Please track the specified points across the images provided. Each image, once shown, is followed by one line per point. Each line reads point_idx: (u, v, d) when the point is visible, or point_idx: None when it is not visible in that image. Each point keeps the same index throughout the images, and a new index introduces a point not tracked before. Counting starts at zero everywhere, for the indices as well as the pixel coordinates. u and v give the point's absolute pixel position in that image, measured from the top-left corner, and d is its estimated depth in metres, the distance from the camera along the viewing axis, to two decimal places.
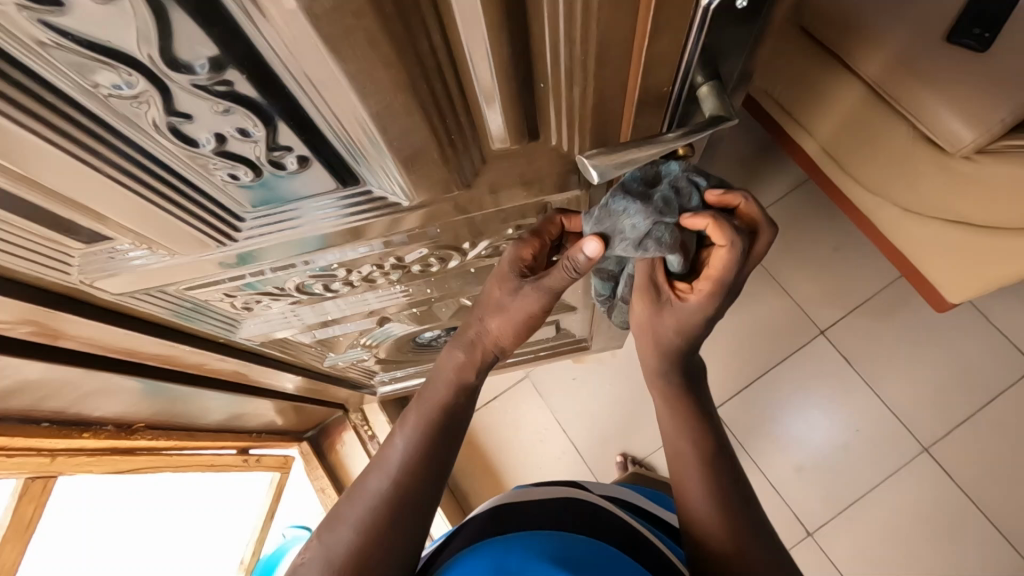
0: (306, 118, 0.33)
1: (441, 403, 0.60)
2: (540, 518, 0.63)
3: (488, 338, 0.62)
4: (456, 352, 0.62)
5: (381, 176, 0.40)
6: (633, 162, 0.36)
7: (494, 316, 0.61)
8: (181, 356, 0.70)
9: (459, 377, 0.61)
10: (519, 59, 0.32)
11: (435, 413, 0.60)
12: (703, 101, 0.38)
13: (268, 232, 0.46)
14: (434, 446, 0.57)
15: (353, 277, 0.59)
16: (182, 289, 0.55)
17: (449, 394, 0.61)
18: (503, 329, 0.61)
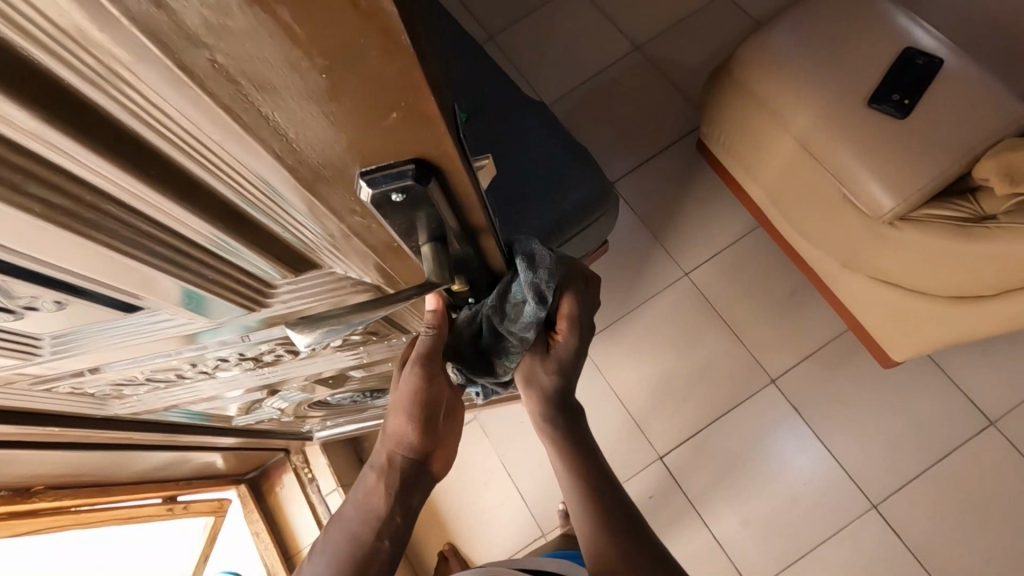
0: (35, 276, 0.33)
1: (354, 530, 0.59)
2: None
3: (390, 440, 0.57)
4: (370, 473, 0.58)
5: (160, 307, 0.40)
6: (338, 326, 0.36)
7: (391, 416, 0.55)
8: (60, 432, 0.70)
9: (368, 499, 0.58)
10: (240, 220, 0.33)
11: (346, 543, 0.59)
12: (425, 261, 0.34)
13: (78, 346, 0.46)
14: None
15: (203, 367, 0.59)
16: (26, 387, 0.55)
17: (358, 515, 0.59)
18: (401, 424, 0.55)
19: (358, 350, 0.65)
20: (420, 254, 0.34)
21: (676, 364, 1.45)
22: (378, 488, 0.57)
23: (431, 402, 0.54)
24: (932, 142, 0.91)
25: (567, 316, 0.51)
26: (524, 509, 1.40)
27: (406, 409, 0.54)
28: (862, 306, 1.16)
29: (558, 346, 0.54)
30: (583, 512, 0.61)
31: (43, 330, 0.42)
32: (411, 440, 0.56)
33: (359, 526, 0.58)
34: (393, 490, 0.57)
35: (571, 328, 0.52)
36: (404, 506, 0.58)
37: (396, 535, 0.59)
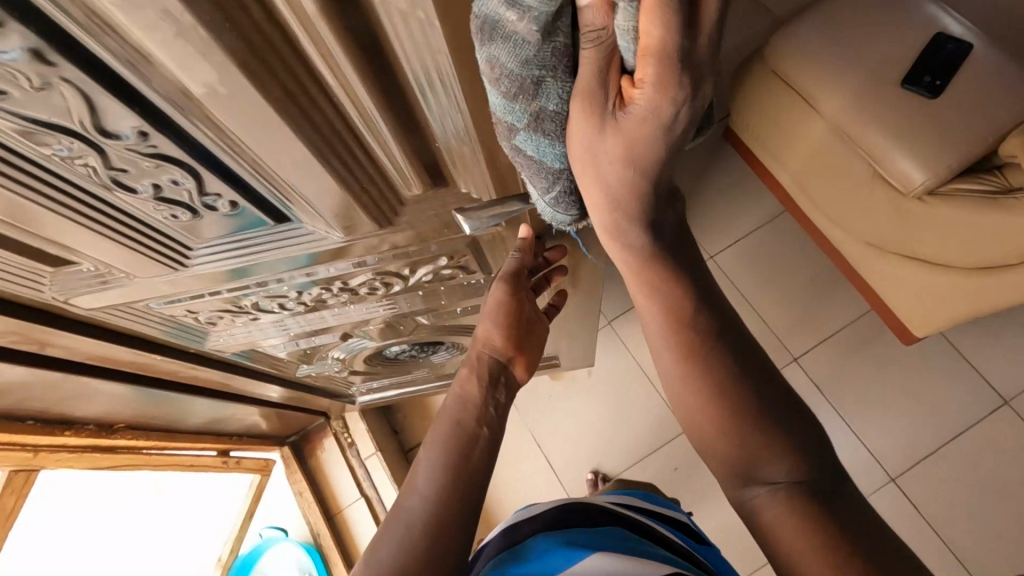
0: (229, 170, 0.39)
1: (456, 417, 0.61)
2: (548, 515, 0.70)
3: (479, 344, 0.67)
4: (464, 371, 0.65)
5: (308, 216, 0.46)
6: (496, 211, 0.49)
7: (483, 323, 0.66)
8: (154, 363, 0.75)
9: (464, 390, 0.63)
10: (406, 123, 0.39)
11: (451, 428, 0.60)
12: None
13: (217, 259, 0.51)
14: (461, 460, 0.57)
15: (303, 296, 0.64)
16: (148, 306, 0.60)
17: (457, 405, 0.62)
18: (488, 327, 0.66)
19: (436, 290, 0.70)
20: None
21: None
22: (472, 380, 0.64)
23: (513, 310, 0.65)
24: (961, 121, 0.96)
25: (652, 60, 0.33)
26: (554, 479, 1.45)
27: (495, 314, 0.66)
28: (886, 284, 1.21)
29: (639, 111, 0.37)
30: (701, 376, 0.50)
31: (198, 236, 0.47)
32: (497, 342, 0.66)
33: (460, 412, 0.61)
34: (485, 383, 0.64)
35: (660, 85, 0.35)
36: (494, 397, 0.63)
37: (494, 425, 0.61)
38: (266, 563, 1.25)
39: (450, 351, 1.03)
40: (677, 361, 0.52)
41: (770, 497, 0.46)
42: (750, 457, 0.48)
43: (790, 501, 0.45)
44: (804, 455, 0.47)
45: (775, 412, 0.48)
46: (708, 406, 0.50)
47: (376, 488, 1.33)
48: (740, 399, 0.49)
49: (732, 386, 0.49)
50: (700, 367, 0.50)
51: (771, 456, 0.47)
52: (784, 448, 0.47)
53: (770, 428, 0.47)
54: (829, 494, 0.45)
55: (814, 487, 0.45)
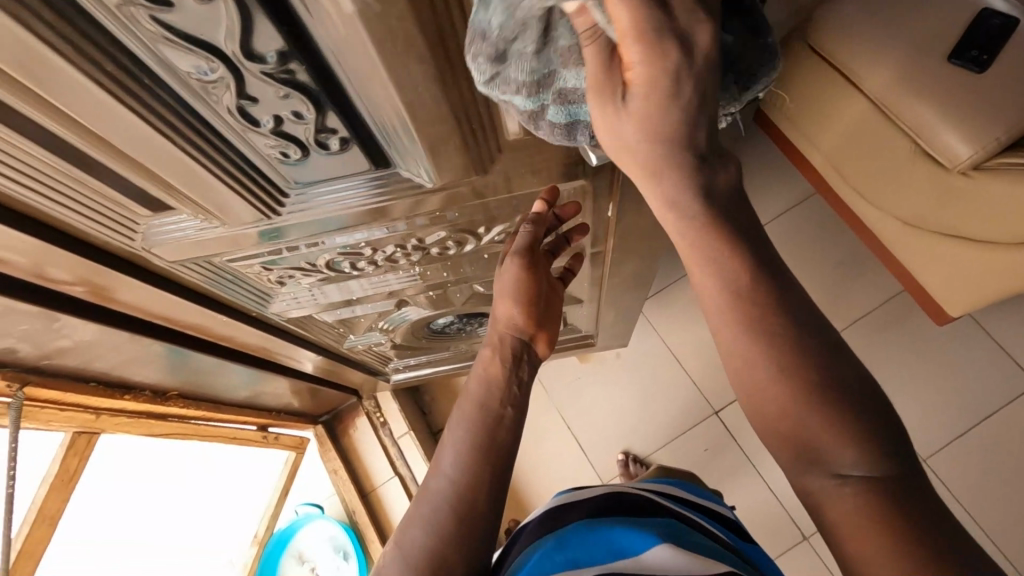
0: (349, 104, 0.39)
1: (479, 401, 0.60)
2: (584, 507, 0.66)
3: (499, 324, 0.64)
4: (485, 352, 0.64)
5: (413, 159, 0.46)
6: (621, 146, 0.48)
7: (499, 302, 0.64)
8: (216, 326, 0.75)
9: (487, 372, 0.62)
10: None
11: (475, 413, 0.59)
12: None
13: (310, 208, 0.52)
14: (485, 450, 0.56)
15: (377, 255, 0.64)
16: (225, 261, 0.60)
17: (480, 388, 0.61)
18: (506, 306, 0.63)
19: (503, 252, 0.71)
20: None
21: None
22: (494, 361, 0.62)
23: (530, 288, 0.62)
24: (1009, 96, 0.96)
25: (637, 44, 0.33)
26: (583, 459, 1.46)
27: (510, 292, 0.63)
28: (921, 264, 1.21)
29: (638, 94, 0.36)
30: (766, 349, 0.38)
31: (299, 179, 0.48)
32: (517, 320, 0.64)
33: (483, 395, 0.60)
34: (506, 363, 0.62)
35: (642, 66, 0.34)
36: (517, 376, 0.62)
37: (518, 403, 0.61)
38: (302, 538, 1.28)
39: None
40: (735, 327, 0.39)
41: (836, 490, 0.36)
42: (821, 449, 0.37)
43: (867, 502, 0.35)
44: (890, 439, 0.36)
45: (856, 390, 0.37)
46: (769, 391, 0.38)
47: (409, 467, 1.33)
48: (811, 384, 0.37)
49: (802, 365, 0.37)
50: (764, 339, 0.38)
51: (840, 440, 0.36)
52: (864, 437, 0.36)
53: (848, 414, 0.36)
54: (922, 495, 0.35)
55: (902, 484, 0.35)
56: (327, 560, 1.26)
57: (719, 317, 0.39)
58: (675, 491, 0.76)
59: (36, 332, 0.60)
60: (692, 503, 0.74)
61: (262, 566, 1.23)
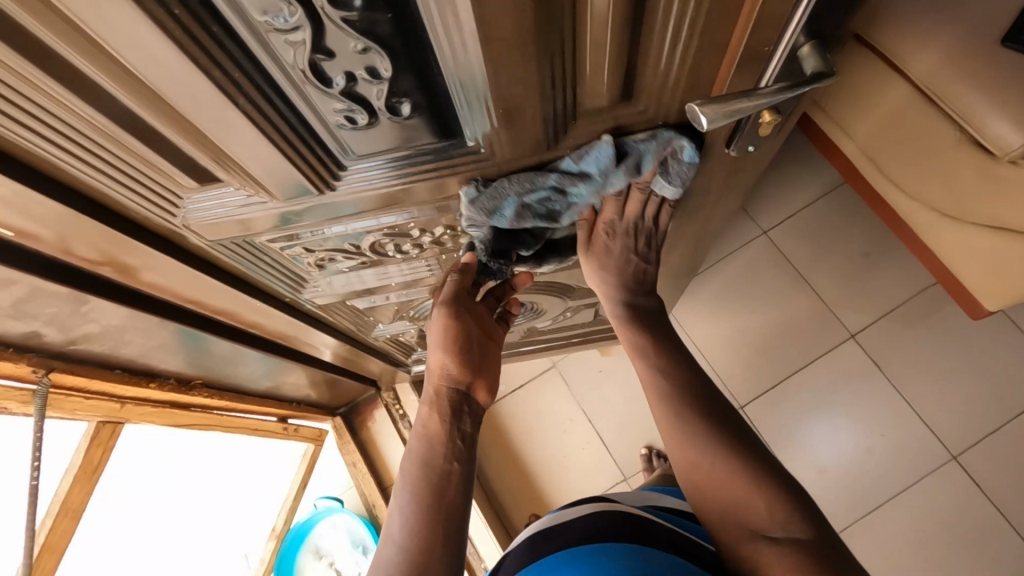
0: (428, 61, 0.37)
1: (422, 458, 0.59)
2: (573, 533, 0.57)
3: (435, 376, 0.63)
4: (423, 409, 0.63)
5: (487, 127, 0.42)
6: (740, 110, 0.35)
7: (430, 354, 0.63)
8: (246, 312, 0.71)
9: (427, 428, 0.61)
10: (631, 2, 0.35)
11: (418, 470, 0.58)
12: (805, 59, 0.42)
13: (365, 184, 0.48)
14: (428, 509, 0.55)
15: (424, 237, 0.61)
16: (267, 242, 0.57)
17: (421, 444, 0.60)
18: (438, 358, 0.63)
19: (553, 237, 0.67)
20: (802, 52, 0.42)
21: (755, 320, 1.48)
22: (433, 416, 0.61)
23: (459, 334, 0.62)
24: None
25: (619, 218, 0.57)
26: (605, 454, 1.43)
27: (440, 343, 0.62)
28: (958, 257, 1.18)
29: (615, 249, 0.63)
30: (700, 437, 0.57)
31: (358, 151, 0.44)
32: (451, 370, 0.63)
33: (425, 452, 0.59)
34: (446, 416, 0.61)
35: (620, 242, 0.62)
36: (460, 429, 0.61)
37: (465, 458, 0.59)
38: (320, 532, 1.25)
39: (526, 314, 0.98)
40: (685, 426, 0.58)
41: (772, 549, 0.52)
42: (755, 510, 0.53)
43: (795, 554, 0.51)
44: (803, 511, 0.53)
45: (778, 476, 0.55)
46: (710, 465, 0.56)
47: None
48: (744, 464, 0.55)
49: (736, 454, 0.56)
50: (697, 430, 0.58)
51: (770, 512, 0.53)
52: (784, 505, 0.53)
53: (774, 489, 0.54)
54: (835, 558, 0.50)
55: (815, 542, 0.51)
56: (346, 555, 1.23)
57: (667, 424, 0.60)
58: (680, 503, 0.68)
59: (64, 315, 0.56)
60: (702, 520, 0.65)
61: (279, 561, 1.21)
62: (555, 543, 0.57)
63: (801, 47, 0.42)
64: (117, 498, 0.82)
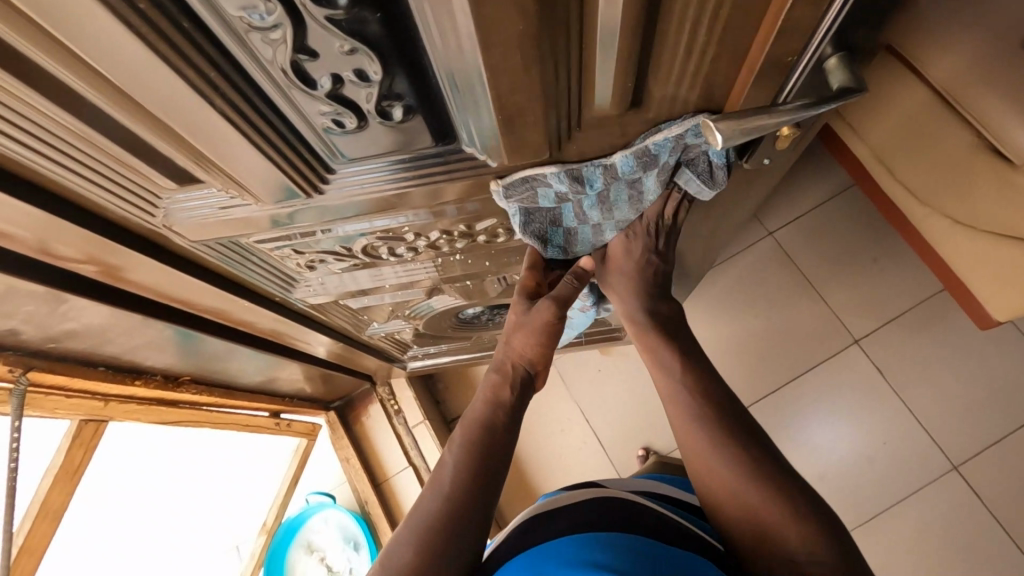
0: (421, 63, 0.34)
1: (482, 420, 0.58)
2: (567, 522, 0.52)
3: (512, 355, 0.63)
4: (489, 376, 0.63)
5: (485, 133, 0.40)
6: (760, 128, 0.32)
7: (517, 336, 0.63)
8: (236, 311, 0.69)
9: (494, 396, 0.60)
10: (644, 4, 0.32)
11: (477, 431, 0.57)
12: (832, 73, 0.39)
13: (356, 187, 0.45)
14: (483, 464, 0.54)
15: (418, 240, 0.58)
16: (253, 243, 0.54)
17: (486, 408, 0.59)
18: (524, 340, 0.62)
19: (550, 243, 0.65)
20: (828, 65, 0.39)
21: (757, 323, 1.46)
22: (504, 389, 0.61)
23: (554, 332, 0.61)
24: None
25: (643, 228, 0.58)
26: (602, 454, 1.41)
27: (530, 329, 0.62)
28: (969, 265, 1.15)
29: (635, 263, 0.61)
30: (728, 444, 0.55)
31: (349, 155, 0.41)
32: (529, 356, 0.63)
33: (488, 416, 0.58)
34: (517, 393, 0.61)
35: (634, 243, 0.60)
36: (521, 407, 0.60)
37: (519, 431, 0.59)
38: (312, 527, 1.23)
39: None
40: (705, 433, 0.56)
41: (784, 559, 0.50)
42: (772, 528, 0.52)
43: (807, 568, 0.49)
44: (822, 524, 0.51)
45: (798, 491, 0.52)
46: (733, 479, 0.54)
47: (423, 457, 1.26)
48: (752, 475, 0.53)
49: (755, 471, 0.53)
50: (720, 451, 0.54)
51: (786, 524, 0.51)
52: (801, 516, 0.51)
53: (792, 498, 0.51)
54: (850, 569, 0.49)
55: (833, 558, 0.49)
56: (338, 550, 1.21)
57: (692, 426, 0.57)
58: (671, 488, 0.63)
59: (41, 314, 0.54)
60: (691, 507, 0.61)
61: (269, 556, 1.20)
62: (550, 534, 0.52)
63: (827, 59, 0.39)
64: (99, 495, 0.80)
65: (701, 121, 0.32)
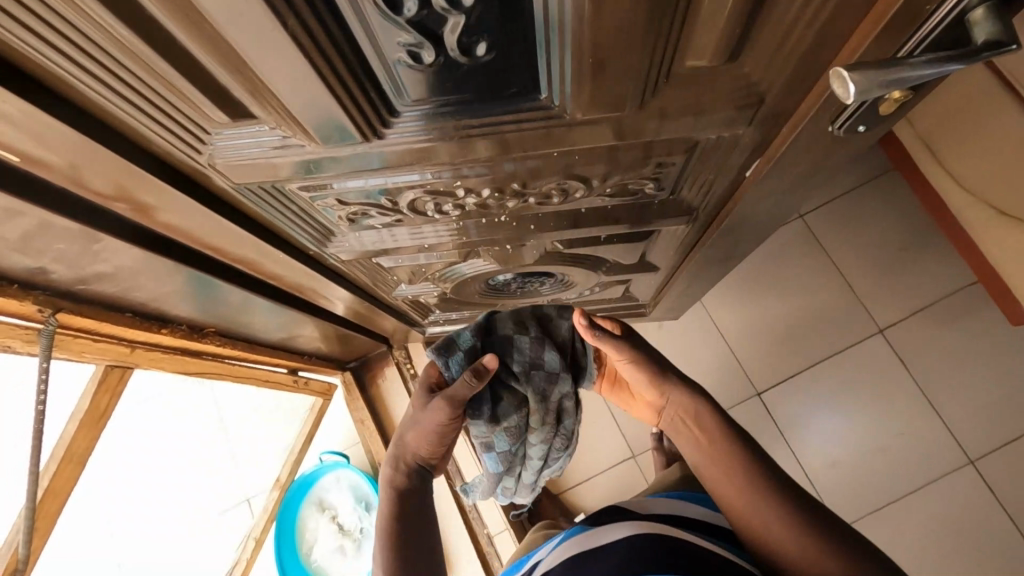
0: None
1: (393, 503, 0.66)
2: (604, 560, 0.57)
3: (407, 448, 0.72)
4: (388, 465, 0.71)
5: (565, 77, 0.37)
6: (902, 79, 0.29)
7: (413, 433, 0.71)
8: (268, 263, 0.67)
9: (392, 485, 0.69)
10: None
11: (393, 510, 0.65)
12: (975, 28, 0.33)
13: (416, 133, 0.43)
14: (402, 539, 0.62)
15: (467, 198, 0.55)
16: (296, 190, 0.51)
17: (391, 497, 0.67)
18: (418, 432, 0.70)
19: (601, 209, 0.61)
20: (971, 19, 0.33)
21: (780, 306, 1.43)
22: (400, 474, 0.70)
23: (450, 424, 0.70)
24: None
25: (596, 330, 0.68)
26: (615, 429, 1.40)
27: (426, 426, 0.70)
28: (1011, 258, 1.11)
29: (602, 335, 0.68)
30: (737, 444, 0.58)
31: (415, 95, 0.39)
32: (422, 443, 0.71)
33: (392, 501, 0.66)
34: (410, 476, 0.70)
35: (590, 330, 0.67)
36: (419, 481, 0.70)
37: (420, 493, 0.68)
38: (325, 485, 1.24)
39: (557, 285, 0.93)
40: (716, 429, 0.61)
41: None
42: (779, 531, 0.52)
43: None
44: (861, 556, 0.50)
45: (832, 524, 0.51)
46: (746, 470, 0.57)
47: None
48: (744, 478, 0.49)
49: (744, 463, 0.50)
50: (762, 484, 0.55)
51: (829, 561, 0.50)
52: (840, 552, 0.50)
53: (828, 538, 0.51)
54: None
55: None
56: (349, 509, 1.23)
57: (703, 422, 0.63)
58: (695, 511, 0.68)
59: (73, 254, 0.52)
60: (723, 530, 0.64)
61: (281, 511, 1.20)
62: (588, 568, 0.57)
63: (972, 10, 0.33)
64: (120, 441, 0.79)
65: (834, 72, 0.29)
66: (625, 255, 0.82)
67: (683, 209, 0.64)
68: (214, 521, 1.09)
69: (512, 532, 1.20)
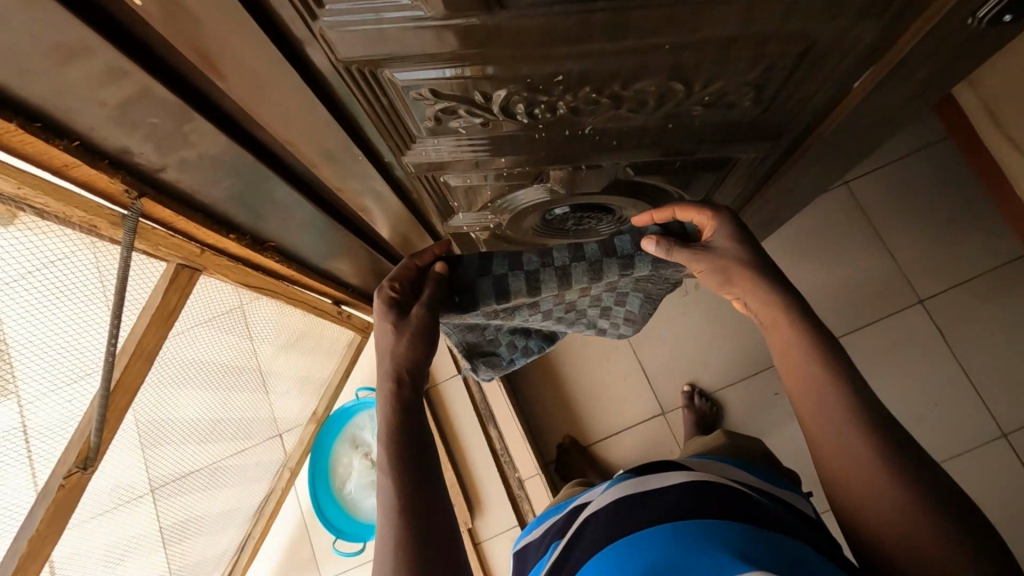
0: None
1: (412, 418, 0.54)
2: (652, 501, 0.50)
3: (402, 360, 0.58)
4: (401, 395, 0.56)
5: None
6: None
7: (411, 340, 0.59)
8: (342, 171, 0.66)
9: (408, 405, 0.55)
10: None
11: (415, 430, 0.53)
12: None
13: (537, 5, 0.41)
14: (429, 455, 0.52)
15: (562, 97, 0.54)
16: (392, 77, 0.50)
17: (406, 409, 0.55)
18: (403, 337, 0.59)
19: (691, 124, 0.60)
20: None
21: (820, 272, 1.42)
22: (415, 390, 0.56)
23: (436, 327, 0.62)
24: None
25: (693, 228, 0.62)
26: (646, 386, 1.40)
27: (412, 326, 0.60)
28: None
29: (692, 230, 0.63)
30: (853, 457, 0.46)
31: None
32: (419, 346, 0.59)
33: (408, 414, 0.54)
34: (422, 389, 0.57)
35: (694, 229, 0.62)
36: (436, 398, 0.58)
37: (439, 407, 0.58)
38: (360, 422, 1.27)
39: (615, 222, 0.90)
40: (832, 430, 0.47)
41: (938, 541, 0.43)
42: (912, 542, 0.44)
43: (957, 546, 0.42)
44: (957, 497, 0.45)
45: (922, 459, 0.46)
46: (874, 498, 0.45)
47: (472, 367, 1.28)
48: (843, 393, 0.48)
49: (839, 377, 0.49)
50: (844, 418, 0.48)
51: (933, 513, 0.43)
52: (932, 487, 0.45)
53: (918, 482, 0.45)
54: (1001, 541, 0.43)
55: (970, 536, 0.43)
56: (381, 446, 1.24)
57: (808, 418, 0.50)
58: (748, 476, 0.60)
59: (164, 132, 0.51)
60: (780, 498, 0.56)
61: (316, 444, 1.24)
62: (635, 513, 0.50)
63: None
64: (176, 347, 0.82)
65: None
66: (692, 191, 0.80)
67: (771, 130, 0.62)
68: (253, 450, 1.10)
69: (542, 477, 1.21)
